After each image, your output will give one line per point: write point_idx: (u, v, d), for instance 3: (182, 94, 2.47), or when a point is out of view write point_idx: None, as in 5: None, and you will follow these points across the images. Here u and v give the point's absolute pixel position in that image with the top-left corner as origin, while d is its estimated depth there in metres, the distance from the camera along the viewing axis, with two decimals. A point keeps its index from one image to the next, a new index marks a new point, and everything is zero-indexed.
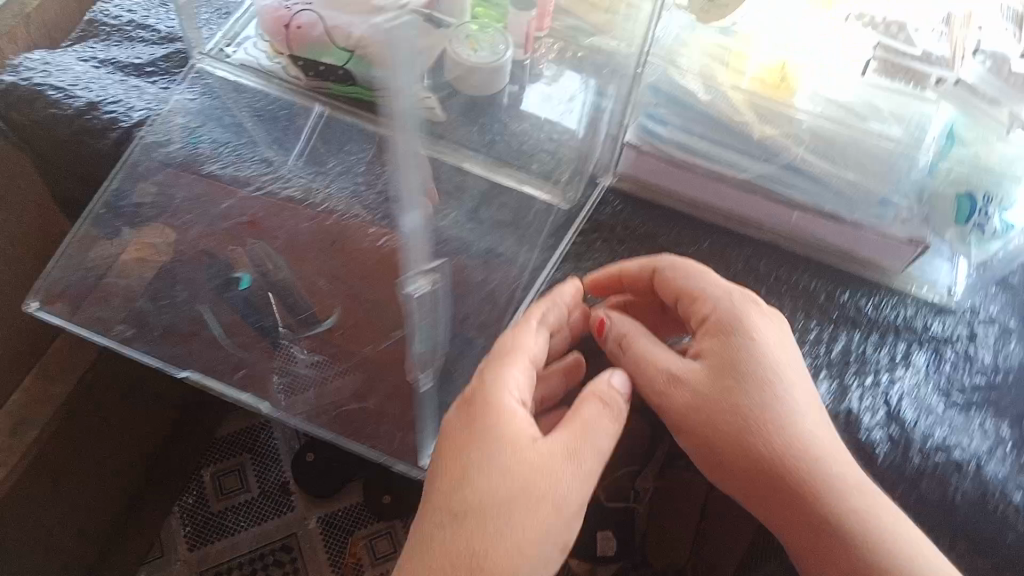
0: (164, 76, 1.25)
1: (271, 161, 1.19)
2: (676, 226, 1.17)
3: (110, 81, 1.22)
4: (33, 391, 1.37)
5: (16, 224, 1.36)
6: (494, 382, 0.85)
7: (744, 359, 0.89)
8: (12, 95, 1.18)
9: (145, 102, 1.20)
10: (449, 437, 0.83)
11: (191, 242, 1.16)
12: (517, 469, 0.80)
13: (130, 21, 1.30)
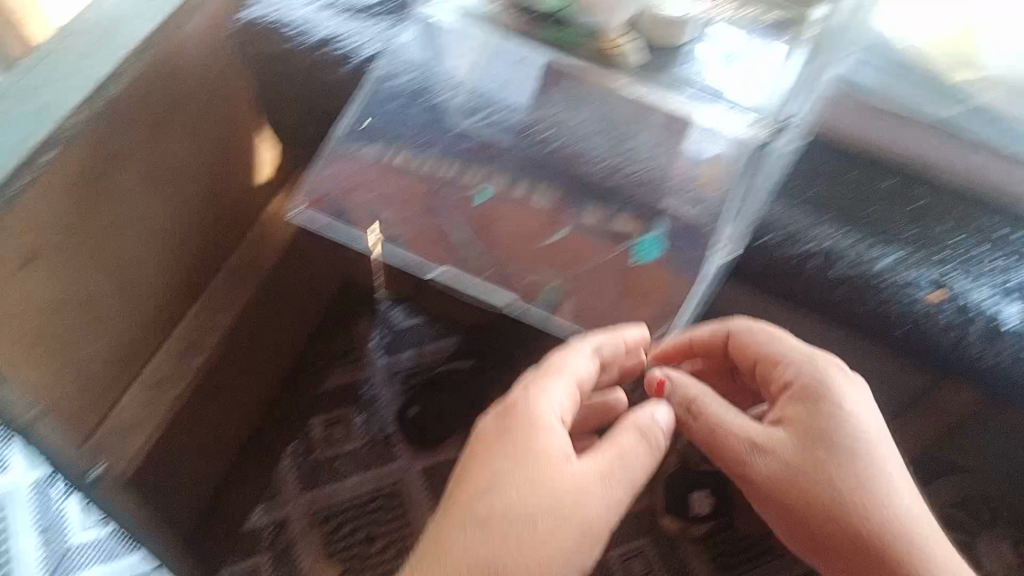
0: (391, 16, 1.38)
1: (482, 100, 1.31)
2: (870, 168, 1.26)
3: (347, 23, 1.36)
4: (204, 307, 1.42)
5: (218, 145, 1.36)
6: (551, 409, 0.98)
7: (828, 431, 1.00)
8: (264, 34, 1.34)
9: (376, 41, 1.35)
10: (483, 449, 0.95)
11: (414, 172, 1.31)
12: (573, 489, 0.92)
13: None
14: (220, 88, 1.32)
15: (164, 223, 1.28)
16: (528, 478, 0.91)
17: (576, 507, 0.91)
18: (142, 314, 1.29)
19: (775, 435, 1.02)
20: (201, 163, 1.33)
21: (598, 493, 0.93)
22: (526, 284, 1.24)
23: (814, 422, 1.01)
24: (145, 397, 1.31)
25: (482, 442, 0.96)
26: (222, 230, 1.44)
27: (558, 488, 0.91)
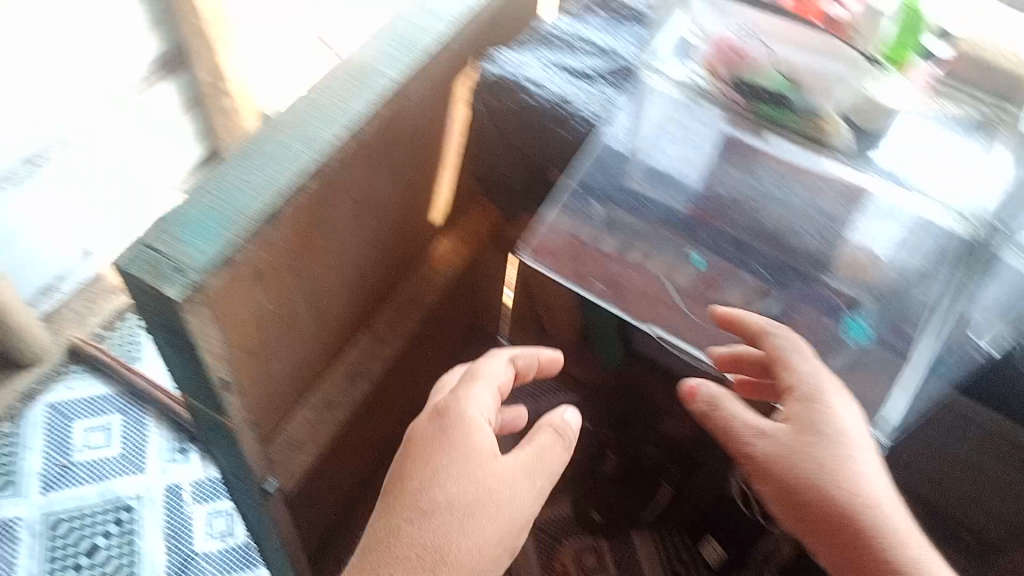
0: (616, 87, 1.12)
1: (684, 176, 1.07)
2: None
3: (573, 85, 1.11)
4: (397, 328, 1.38)
5: (416, 172, 1.27)
6: (466, 400, 0.95)
7: (829, 418, 0.89)
8: (498, 84, 1.08)
9: (608, 108, 1.09)
10: (429, 436, 0.92)
11: (630, 228, 1.08)
12: (452, 451, 0.90)
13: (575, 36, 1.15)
14: (437, 118, 1.23)
15: (365, 244, 1.23)
16: (435, 460, 0.89)
17: (456, 470, 0.89)
18: (325, 335, 1.24)
19: (772, 427, 0.92)
20: (397, 181, 1.23)
21: (445, 450, 0.90)
22: (708, 336, 1.03)
23: (824, 411, 0.90)
24: (313, 417, 1.26)
25: (435, 424, 0.93)
26: (400, 263, 1.39)
27: (449, 460, 0.89)
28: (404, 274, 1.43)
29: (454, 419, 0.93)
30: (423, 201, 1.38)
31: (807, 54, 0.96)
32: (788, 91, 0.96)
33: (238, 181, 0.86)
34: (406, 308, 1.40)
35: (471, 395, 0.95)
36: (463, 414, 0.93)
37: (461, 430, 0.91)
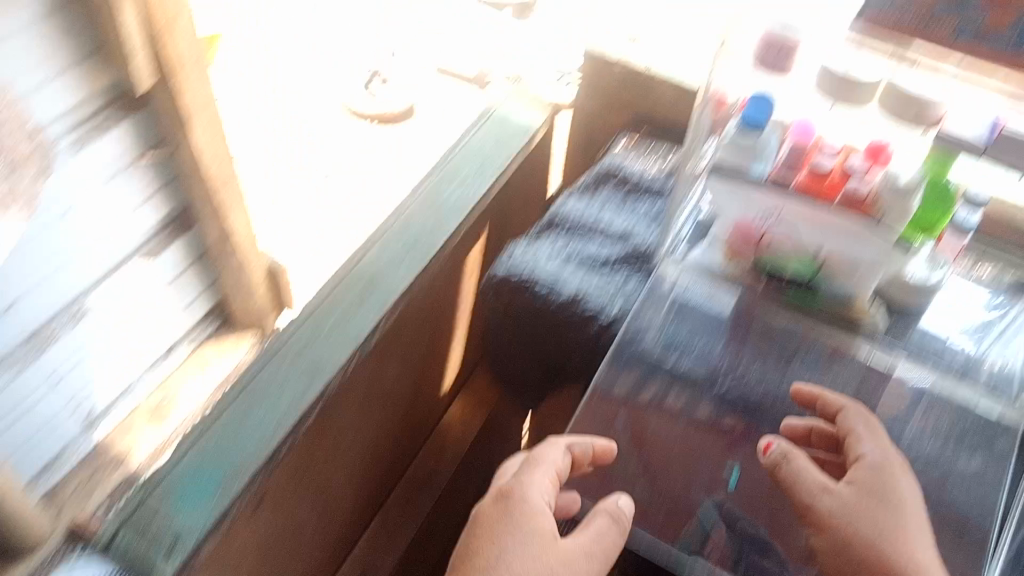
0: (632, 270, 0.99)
1: (712, 364, 0.89)
2: None
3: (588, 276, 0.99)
4: (410, 511, 1.29)
5: (423, 352, 1.22)
6: (527, 484, 0.75)
7: (894, 493, 0.75)
8: (507, 284, 0.98)
9: (627, 296, 0.96)
10: (484, 520, 0.75)
11: (641, 436, 0.83)
12: (512, 538, 0.72)
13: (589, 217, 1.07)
14: (444, 292, 1.19)
15: (376, 436, 1.17)
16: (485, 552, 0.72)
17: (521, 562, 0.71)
18: (334, 537, 1.18)
19: (834, 484, 0.76)
20: (413, 355, 1.18)
21: (508, 536, 0.73)
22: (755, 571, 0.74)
23: (885, 481, 0.76)
24: None
25: (494, 507, 0.76)
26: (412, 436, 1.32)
27: (501, 553, 0.72)
28: (418, 452, 1.37)
29: (512, 506, 0.75)
30: (440, 367, 1.33)
31: (835, 240, 0.89)
32: (816, 275, 0.92)
33: (243, 419, 0.91)
34: (416, 486, 1.32)
35: (530, 477, 0.76)
36: (523, 501, 0.74)
37: (523, 525, 0.73)
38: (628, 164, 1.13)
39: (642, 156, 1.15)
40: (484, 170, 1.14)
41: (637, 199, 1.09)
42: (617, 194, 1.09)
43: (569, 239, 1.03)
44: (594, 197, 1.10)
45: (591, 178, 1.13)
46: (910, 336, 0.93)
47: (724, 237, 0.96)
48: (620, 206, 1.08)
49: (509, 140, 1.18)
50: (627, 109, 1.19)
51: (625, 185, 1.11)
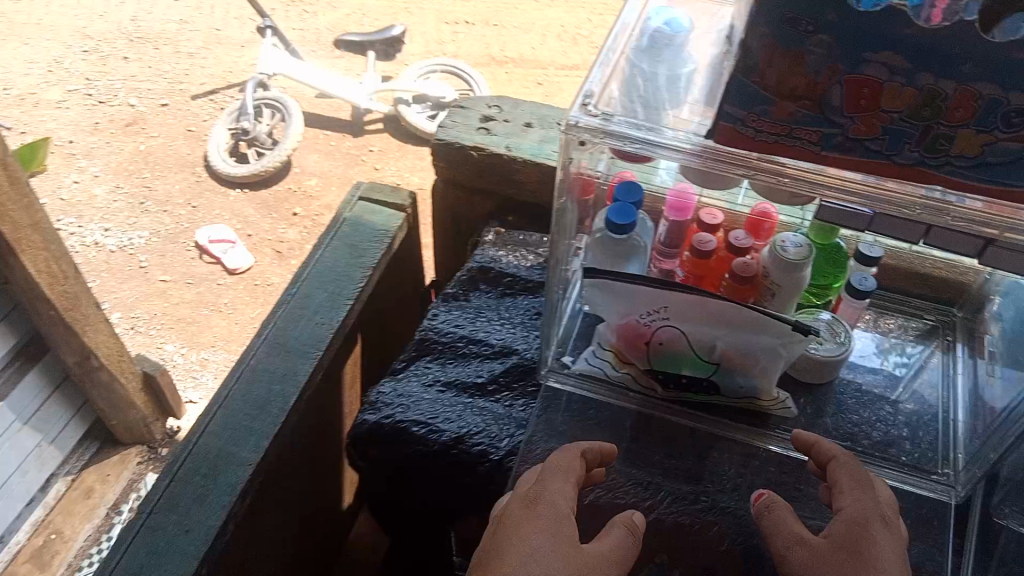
0: (516, 395, 0.87)
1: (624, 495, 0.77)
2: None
3: (470, 407, 0.85)
4: None
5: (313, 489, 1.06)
6: (543, 486, 0.64)
7: (883, 548, 0.63)
8: (381, 430, 0.82)
9: (515, 426, 0.84)
10: (490, 536, 0.62)
11: None
12: (530, 534, 0.59)
13: (461, 334, 0.94)
14: (325, 417, 1.03)
15: None
16: (503, 547, 0.59)
17: (536, 538, 0.59)
18: None
19: (812, 541, 0.65)
20: (291, 515, 0.98)
21: (531, 527, 0.60)
22: None
23: (875, 531, 0.64)
24: None
25: (501, 520, 0.62)
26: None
27: (518, 539, 0.59)
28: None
29: (535, 502, 0.62)
30: (332, 504, 1.15)
31: (730, 332, 0.78)
32: (717, 369, 0.81)
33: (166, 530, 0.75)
34: None
35: (541, 481, 0.65)
36: (545, 502, 0.62)
37: (539, 516, 0.61)
38: (500, 260, 1.03)
39: (515, 249, 1.04)
40: (343, 290, 0.97)
41: (514, 303, 0.98)
42: (486, 304, 0.98)
43: (447, 362, 0.90)
44: (468, 304, 0.98)
45: (461, 280, 1.01)
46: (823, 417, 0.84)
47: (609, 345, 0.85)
48: (498, 313, 0.97)
49: (366, 246, 1.03)
50: (493, 194, 1.08)
51: (500, 286, 1.00)
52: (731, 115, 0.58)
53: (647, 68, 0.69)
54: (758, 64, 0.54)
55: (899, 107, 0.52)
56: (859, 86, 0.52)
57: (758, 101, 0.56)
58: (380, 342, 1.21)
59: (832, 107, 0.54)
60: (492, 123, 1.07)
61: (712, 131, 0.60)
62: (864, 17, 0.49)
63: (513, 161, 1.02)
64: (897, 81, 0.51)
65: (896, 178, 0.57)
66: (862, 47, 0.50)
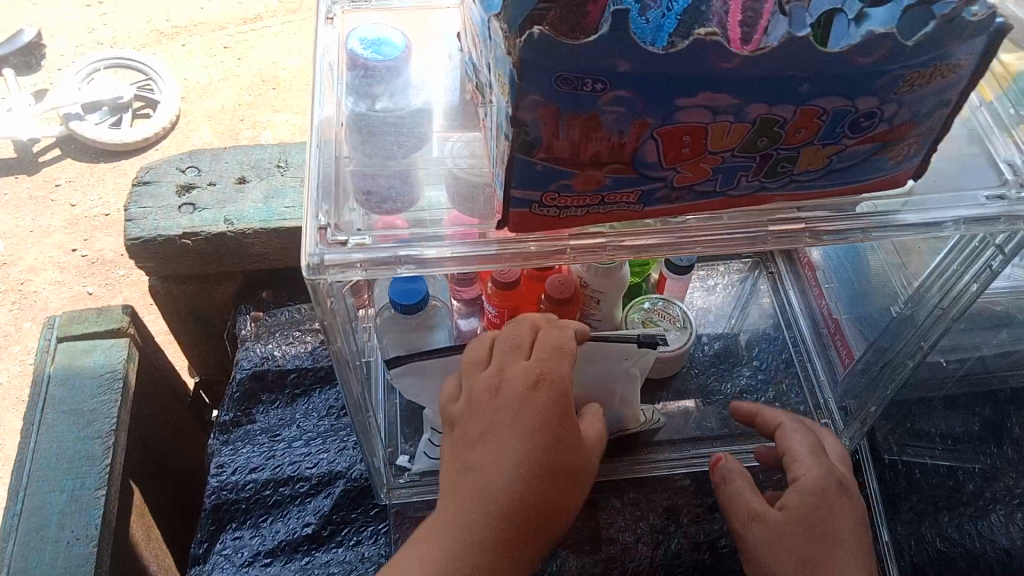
0: (360, 529, 0.72)
1: None
2: (964, 441, 0.76)
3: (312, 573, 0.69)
4: None
5: None
6: (549, 367, 0.55)
7: (842, 523, 0.57)
8: None
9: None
10: (479, 416, 0.55)
11: None
12: (540, 430, 0.54)
13: (263, 477, 0.75)
14: None
15: None
16: (504, 434, 0.54)
17: (546, 441, 0.54)
18: None
19: (769, 517, 0.58)
20: None
21: (540, 429, 0.54)
22: None
23: (835, 505, 0.57)
24: None
25: (497, 400, 0.55)
26: None
27: (524, 436, 0.53)
28: None
29: (544, 392, 0.55)
30: None
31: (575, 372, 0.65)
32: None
33: None
34: None
35: (548, 358, 0.56)
36: (556, 391, 0.55)
37: (550, 412, 0.54)
38: (274, 358, 0.83)
39: (284, 337, 0.85)
40: (84, 484, 0.75)
41: (310, 407, 0.81)
42: (277, 423, 0.79)
43: (261, 524, 0.72)
44: (255, 430, 0.78)
45: (234, 401, 0.80)
46: (691, 410, 0.77)
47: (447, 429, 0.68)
48: (296, 428, 0.79)
49: (93, 408, 0.80)
50: (231, 274, 0.87)
51: (285, 390, 0.81)
52: (522, 199, 0.43)
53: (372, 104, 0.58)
54: (541, 138, 0.39)
55: (730, 145, 0.40)
56: (677, 135, 0.39)
57: (552, 178, 0.41)
58: (160, 475, 0.97)
59: (647, 164, 0.41)
60: (195, 192, 0.83)
61: (500, 218, 0.45)
62: (666, 61, 0.35)
63: (243, 236, 0.81)
64: (724, 120, 0.38)
65: (730, 207, 0.46)
66: (668, 93, 0.36)
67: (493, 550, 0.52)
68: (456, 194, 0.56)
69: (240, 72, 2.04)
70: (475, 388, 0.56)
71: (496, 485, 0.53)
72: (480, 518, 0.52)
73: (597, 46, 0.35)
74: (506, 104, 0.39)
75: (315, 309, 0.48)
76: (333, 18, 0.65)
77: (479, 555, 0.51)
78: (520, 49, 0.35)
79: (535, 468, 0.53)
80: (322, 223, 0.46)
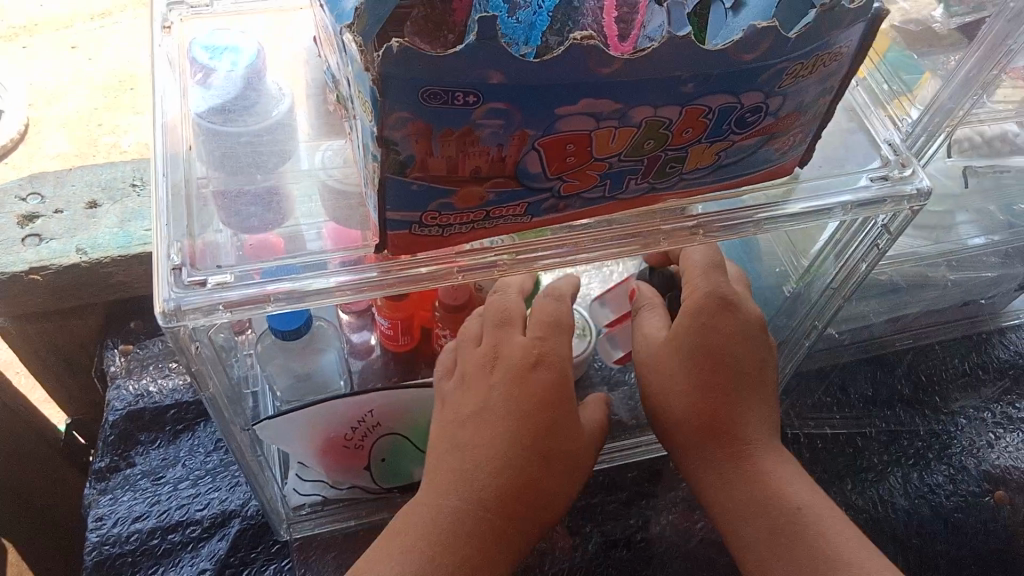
0: (261, 566, 0.67)
1: None
2: (860, 412, 0.78)
3: None
4: None
5: None
6: (546, 343, 0.56)
7: (717, 338, 0.56)
8: None
9: None
10: (475, 390, 0.55)
11: None
12: (533, 407, 0.53)
13: (151, 528, 0.68)
14: None
15: None
16: (496, 416, 0.53)
17: (539, 425, 0.53)
18: None
19: (655, 352, 0.58)
20: None
21: (533, 405, 0.54)
22: None
23: (724, 329, 0.56)
24: None
25: (493, 377, 0.55)
26: None
27: (515, 418, 0.53)
28: None
29: (543, 372, 0.54)
30: None
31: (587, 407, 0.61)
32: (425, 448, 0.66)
33: None
34: None
35: (551, 331, 0.56)
36: (556, 365, 0.55)
37: (547, 393, 0.54)
38: (150, 394, 0.76)
39: (159, 369, 0.78)
40: None
41: (195, 443, 0.74)
42: (160, 468, 0.72)
43: None
44: (136, 475, 0.72)
45: (109, 445, 0.73)
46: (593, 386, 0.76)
47: (316, 465, 0.64)
48: (181, 468, 0.72)
49: None
50: (91, 306, 0.79)
51: (166, 428, 0.75)
52: (400, 221, 0.39)
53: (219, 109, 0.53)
54: (413, 157, 0.36)
55: (617, 150, 0.38)
56: (560, 144, 0.36)
57: (431, 198, 0.38)
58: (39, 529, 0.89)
59: (531, 175, 0.38)
60: (40, 222, 0.75)
61: (378, 241, 0.41)
62: (542, 69, 0.32)
63: (101, 265, 0.74)
64: (608, 125, 0.36)
65: (618, 212, 0.45)
66: (544, 103, 0.33)
67: (477, 541, 0.51)
68: (332, 209, 0.50)
69: (92, 72, 1.73)
70: (469, 362, 0.57)
71: (479, 468, 0.52)
72: (449, 490, 0.52)
73: (463, 59, 0.31)
74: (370, 124, 0.35)
75: (182, 358, 0.43)
76: (172, 26, 0.58)
77: (462, 543, 0.50)
78: (380, 65, 0.31)
79: (526, 450, 0.53)
80: (176, 261, 0.41)
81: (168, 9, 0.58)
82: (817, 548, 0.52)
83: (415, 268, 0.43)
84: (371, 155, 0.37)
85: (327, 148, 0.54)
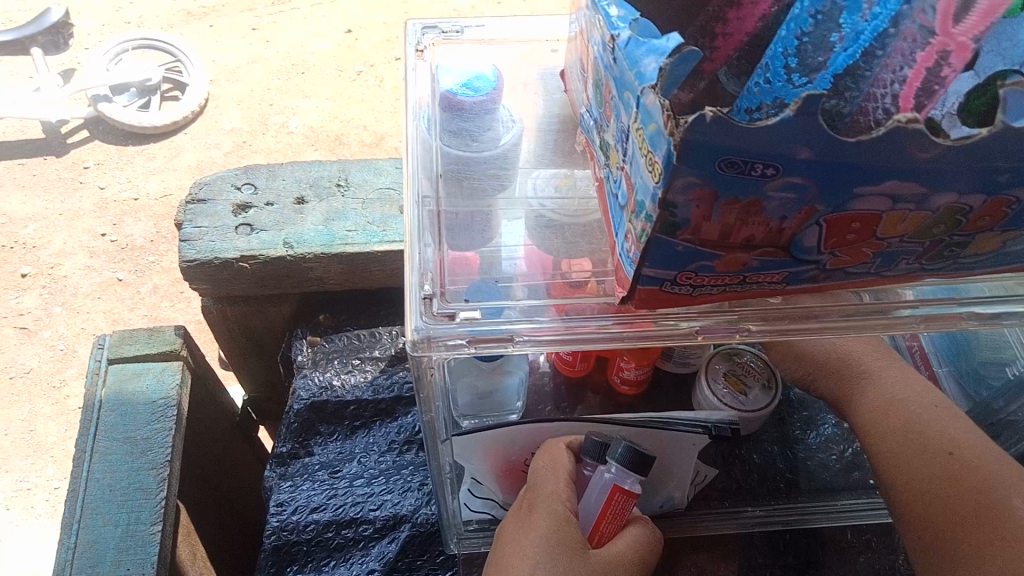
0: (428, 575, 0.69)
1: None
2: None
3: None
4: None
5: None
6: (545, 476, 0.57)
7: None
8: None
9: None
10: (507, 536, 0.57)
11: None
12: (546, 545, 0.54)
13: (325, 520, 0.71)
14: None
15: None
16: (519, 559, 0.54)
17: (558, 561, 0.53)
18: None
19: None
20: None
21: (546, 544, 0.54)
22: None
23: None
24: None
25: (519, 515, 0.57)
26: None
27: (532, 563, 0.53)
28: None
29: (547, 511, 0.55)
30: None
31: (621, 551, 0.57)
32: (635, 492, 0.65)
33: None
34: None
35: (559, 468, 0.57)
36: (560, 507, 0.55)
37: (555, 533, 0.54)
38: (333, 387, 0.79)
39: (343, 364, 0.81)
40: (139, 517, 0.72)
41: (370, 441, 0.77)
42: (331, 459, 0.76)
43: (323, 568, 0.69)
44: (314, 465, 0.75)
45: (291, 432, 0.77)
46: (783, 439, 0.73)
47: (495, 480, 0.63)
48: (357, 465, 0.75)
49: (147, 436, 0.76)
50: (286, 296, 0.84)
51: (345, 423, 0.78)
52: (654, 278, 0.38)
53: (453, 126, 0.55)
54: (688, 221, 0.34)
55: (901, 233, 0.36)
56: (845, 222, 0.35)
57: (692, 260, 0.37)
58: (216, 500, 0.95)
59: (804, 249, 0.36)
60: (252, 212, 0.80)
61: (625, 293, 0.41)
62: (855, 150, 0.31)
63: (303, 260, 0.77)
64: (903, 209, 0.34)
65: (868, 287, 0.42)
66: (845, 184, 0.32)
67: None
68: (546, 241, 0.50)
69: (269, 57, 2.10)
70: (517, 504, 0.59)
71: None
72: None
73: (775, 133, 0.30)
74: (655, 185, 0.33)
75: (416, 378, 0.45)
76: (424, 50, 0.58)
77: None
78: (687, 132, 0.30)
79: None
80: (427, 293, 0.43)
81: (422, 34, 0.59)
82: (943, 447, 0.52)
83: (653, 322, 0.43)
84: (644, 213, 0.35)
85: (541, 175, 0.55)
